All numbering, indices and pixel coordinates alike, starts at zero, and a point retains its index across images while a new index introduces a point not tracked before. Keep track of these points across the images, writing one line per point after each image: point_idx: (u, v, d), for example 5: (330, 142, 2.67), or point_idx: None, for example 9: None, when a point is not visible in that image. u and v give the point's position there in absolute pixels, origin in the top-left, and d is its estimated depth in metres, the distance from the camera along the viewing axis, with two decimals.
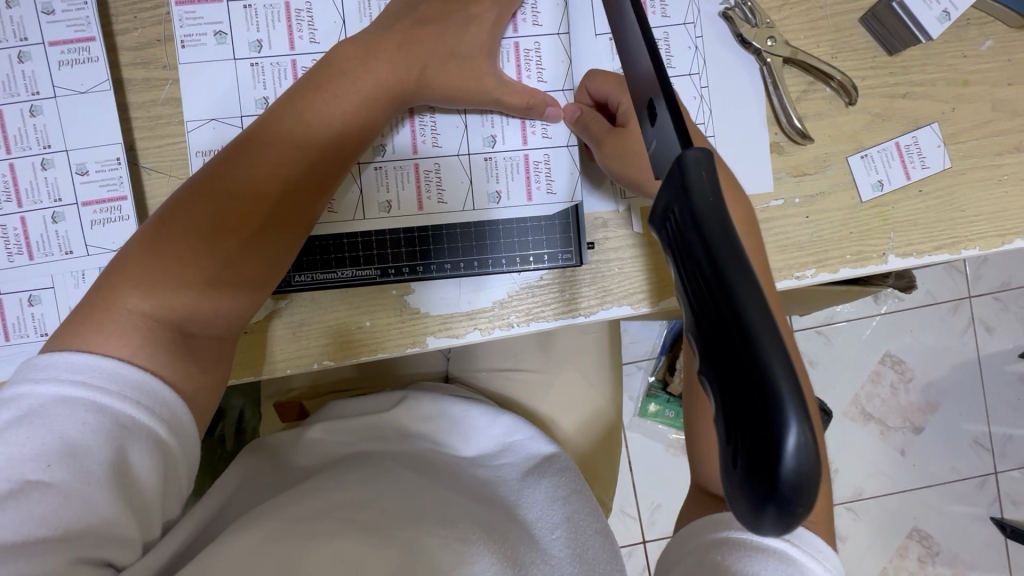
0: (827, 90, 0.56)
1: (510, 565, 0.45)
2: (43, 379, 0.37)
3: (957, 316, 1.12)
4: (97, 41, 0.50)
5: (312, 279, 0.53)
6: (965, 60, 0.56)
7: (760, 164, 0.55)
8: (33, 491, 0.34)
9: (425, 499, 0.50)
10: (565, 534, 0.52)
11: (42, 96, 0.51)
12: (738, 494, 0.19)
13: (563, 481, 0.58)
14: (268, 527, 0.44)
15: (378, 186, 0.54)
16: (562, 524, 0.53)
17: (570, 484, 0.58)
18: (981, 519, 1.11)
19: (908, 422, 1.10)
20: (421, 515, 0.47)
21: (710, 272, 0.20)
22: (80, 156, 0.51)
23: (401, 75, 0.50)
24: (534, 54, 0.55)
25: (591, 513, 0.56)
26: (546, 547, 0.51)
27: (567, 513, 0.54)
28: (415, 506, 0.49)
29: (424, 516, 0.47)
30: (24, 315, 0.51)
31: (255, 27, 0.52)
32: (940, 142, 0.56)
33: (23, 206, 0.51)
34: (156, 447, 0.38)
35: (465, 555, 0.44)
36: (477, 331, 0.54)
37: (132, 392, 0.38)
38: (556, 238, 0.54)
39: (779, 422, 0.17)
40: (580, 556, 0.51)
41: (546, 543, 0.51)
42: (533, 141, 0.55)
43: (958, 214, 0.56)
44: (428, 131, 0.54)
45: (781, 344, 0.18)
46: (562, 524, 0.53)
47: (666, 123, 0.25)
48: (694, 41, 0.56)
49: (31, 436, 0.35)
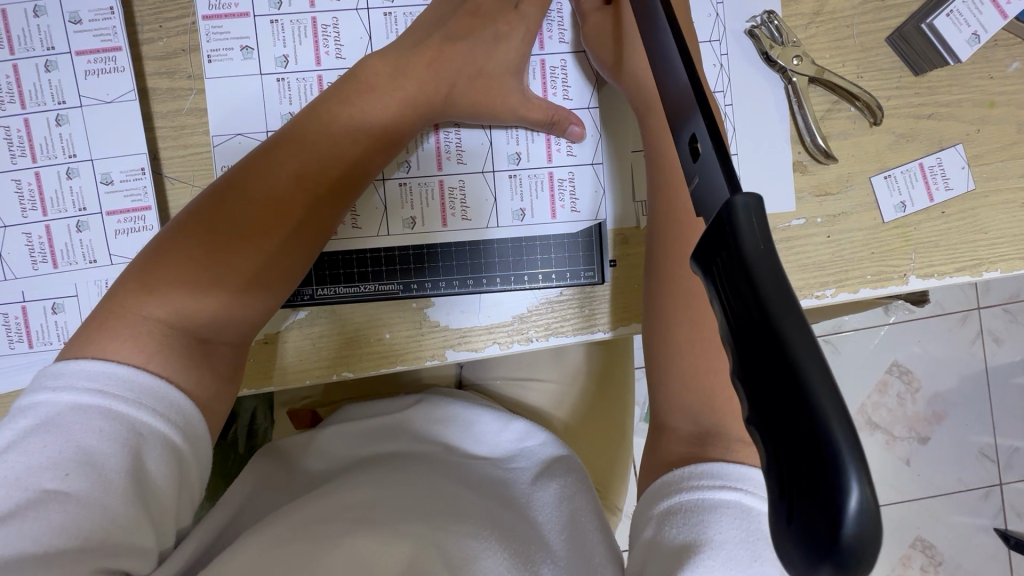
0: (852, 110, 0.56)
1: (520, 563, 0.46)
2: (59, 387, 0.37)
3: (966, 328, 1.11)
4: (123, 51, 0.50)
5: (335, 293, 0.53)
6: (991, 81, 0.56)
7: (782, 183, 0.55)
8: (50, 501, 0.34)
9: (434, 495, 0.51)
10: (565, 535, 0.51)
11: (68, 105, 0.51)
12: (791, 549, 0.19)
13: (569, 481, 0.57)
14: (277, 532, 0.45)
15: (402, 201, 0.54)
16: (567, 525, 0.52)
17: (578, 484, 0.57)
18: (986, 531, 1.11)
19: (915, 433, 1.10)
20: (431, 512, 0.48)
21: (763, 324, 0.20)
22: (105, 166, 0.51)
23: (428, 90, 0.50)
24: (559, 71, 0.55)
25: (592, 512, 0.54)
26: (549, 543, 0.50)
27: (571, 511, 0.53)
28: (422, 502, 0.49)
29: (435, 513, 0.48)
30: (48, 323, 0.51)
31: (281, 43, 0.52)
32: (965, 164, 0.56)
33: (48, 214, 0.51)
34: (170, 453, 0.38)
35: (477, 551, 0.45)
36: (496, 345, 0.54)
37: (146, 399, 0.38)
38: (578, 256, 0.55)
39: (840, 483, 0.17)
40: (576, 555, 0.49)
41: (550, 541, 0.51)
42: (557, 158, 0.55)
43: (980, 235, 0.56)
44: (452, 146, 0.54)
45: (840, 403, 0.18)
46: (564, 528, 0.52)
47: (713, 165, 0.25)
48: (720, 59, 0.56)
49: (47, 445, 0.35)
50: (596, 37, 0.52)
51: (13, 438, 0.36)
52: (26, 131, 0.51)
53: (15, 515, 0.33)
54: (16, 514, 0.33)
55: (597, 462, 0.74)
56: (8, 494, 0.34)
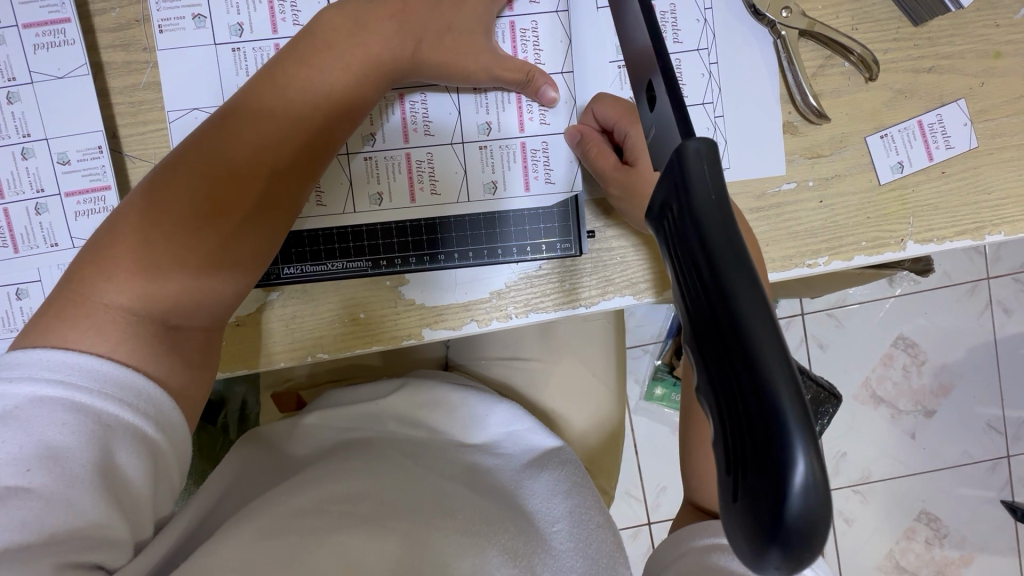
0: (846, 66, 0.52)
1: (516, 560, 0.45)
2: (18, 379, 0.35)
3: (974, 298, 1.08)
4: (72, 23, 0.48)
5: (302, 271, 0.51)
6: (997, 30, 0.53)
7: (772, 145, 0.52)
8: (11, 497, 0.33)
9: (424, 490, 0.50)
10: (568, 527, 0.51)
11: (19, 82, 0.49)
12: (737, 529, 0.17)
13: (562, 474, 0.57)
14: (263, 522, 0.43)
15: (368, 176, 0.52)
16: (566, 519, 0.52)
17: (573, 478, 0.57)
18: (992, 503, 1.09)
19: (920, 406, 1.08)
20: (421, 510, 0.46)
21: (710, 279, 0.18)
22: (61, 145, 0.49)
23: (393, 46, 0.47)
24: (531, 34, 0.52)
25: (595, 509, 0.55)
26: (549, 540, 0.50)
27: (572, 506, 0.54)
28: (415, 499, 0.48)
29: (424, 511, 0.46)
30: (12, 309, 0.50)
31: (235, 10, 0.50)
32: (967, 120, 0.52)
33: (5, 197, 0.49)
34: (140, 443, 0.37)
35: (476, 558, 0.43)
36: (475, 323, 0.52)
37: (112, 390, 0.37)
38: (555, 227, 0.52)
39: (785, 452, 0.16)
40: (583, 552, 0.50)
41: (550, 537, 0.50)
42: (530, 128, 0.52)
43: (983, 197, 0.53)
44: (419, 117, 0.52)
45: (786, 365, 0.16)
46: (565, 518, 0.52)
47: (666, 110, 0.23)
48: (704, 13, 0.52)
49: (6, 441, 0.34)
50: (633, 186, 0.48)
51: None
52: None
53: None
54: None
55: (594, 438, 0.72)
56: None
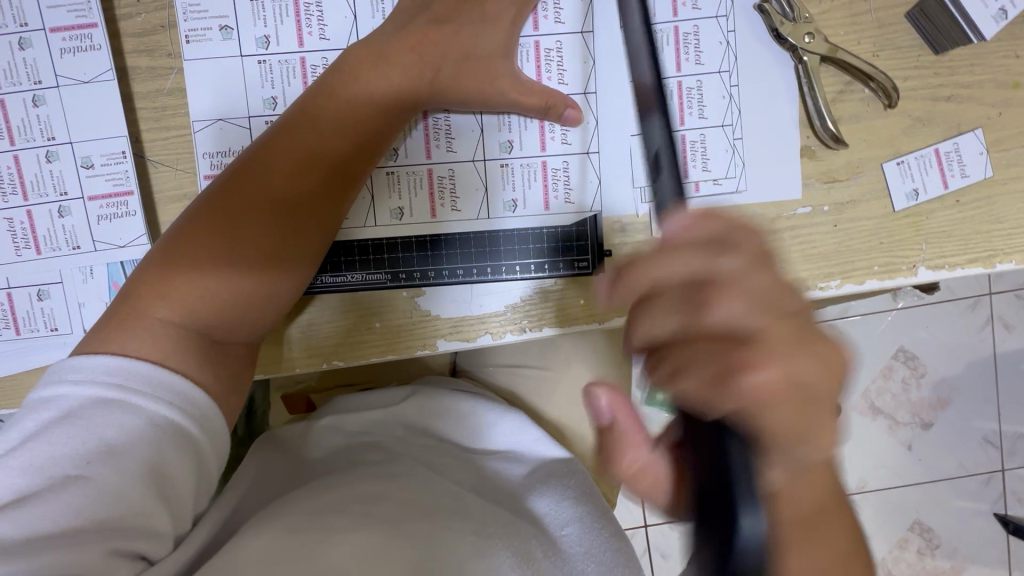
0: (865, 92, 0.53)
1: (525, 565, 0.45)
2: (82, 380, 0.37)
3: (976, 313, 1.09)
4: (99, 28, 0.48)
5: (322, 282, 0.52)
6: (1017, 60, 0.53)
7: (790, 169, 0.53)
8: (69, 484, 0.34)
9: (442, 495, 0.50)
10: (576, 534, 0.52)
11: (44, 85, 0.49)
12: None
13: (573, 481, 0.57)
14: (286, 522, 0.43)
15: (390, 191, 0.52)
16: (573, 526, 0.53)
17: (583, 486, 0.57)
18: (985, 516, 1.10)
19: (918, 418, 1.09)
20: (442, 512, 0.47)
21: None
22: (85, 149, 0.50)
23: (414, 75, 0.48)
24: (555, 53, 0.53)
25: (602, 516, 0.55)
26: (556, 549, 0.50)
27: (579, 514, 0.54)
28: (435, 501, 0.49)
29: (444, 513, 0.47)
30: (33, 310, 0.50)
31: (261, 22, 0.50)
32: (983, 149, 0.53)
33: (29, 199, 0.50)
34: (186, 445, 0.38)
35: (487, 562, 0.43)
36: (488, 335, 0.53)
37: (165, 393, 0.38)
38: (572, 245, 0.53)
39: None
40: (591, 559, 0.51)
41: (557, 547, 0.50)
42: (551, 146, 0.53)
43: (995, 225, 0.53)
44: (442, 133, 0.52)
45: None
46: (573, 525, 0.53)
47: None
48: (726, 36, 0.53)
49: (71, 436, 0.36)
50: None
51: (36, 428, 0.36)
52: (3, 113, 0.49)
53: (36, 496, 0.34)
54: (37, 497, 0.34)
55: None
56: (30, 478, 0.34)
